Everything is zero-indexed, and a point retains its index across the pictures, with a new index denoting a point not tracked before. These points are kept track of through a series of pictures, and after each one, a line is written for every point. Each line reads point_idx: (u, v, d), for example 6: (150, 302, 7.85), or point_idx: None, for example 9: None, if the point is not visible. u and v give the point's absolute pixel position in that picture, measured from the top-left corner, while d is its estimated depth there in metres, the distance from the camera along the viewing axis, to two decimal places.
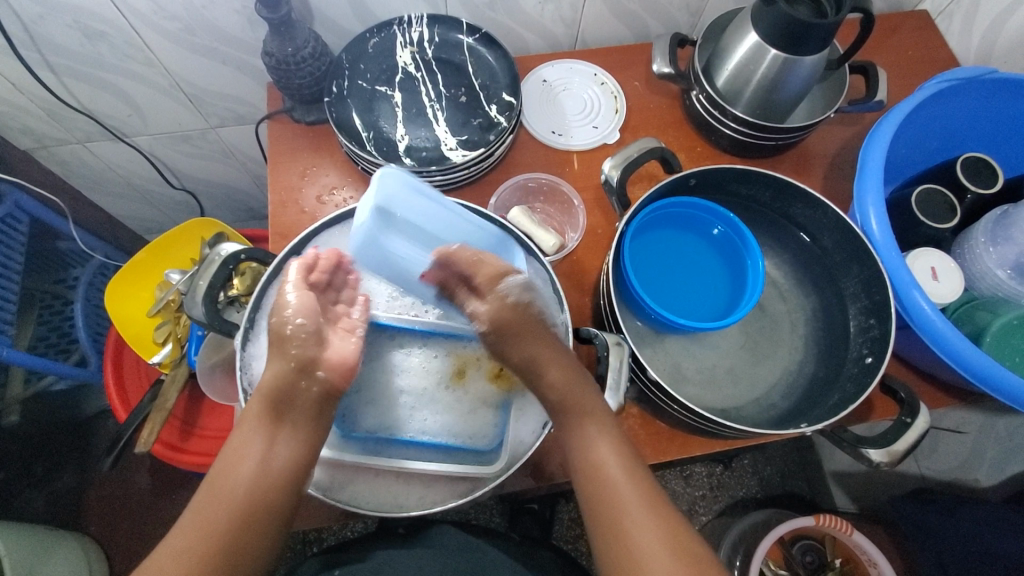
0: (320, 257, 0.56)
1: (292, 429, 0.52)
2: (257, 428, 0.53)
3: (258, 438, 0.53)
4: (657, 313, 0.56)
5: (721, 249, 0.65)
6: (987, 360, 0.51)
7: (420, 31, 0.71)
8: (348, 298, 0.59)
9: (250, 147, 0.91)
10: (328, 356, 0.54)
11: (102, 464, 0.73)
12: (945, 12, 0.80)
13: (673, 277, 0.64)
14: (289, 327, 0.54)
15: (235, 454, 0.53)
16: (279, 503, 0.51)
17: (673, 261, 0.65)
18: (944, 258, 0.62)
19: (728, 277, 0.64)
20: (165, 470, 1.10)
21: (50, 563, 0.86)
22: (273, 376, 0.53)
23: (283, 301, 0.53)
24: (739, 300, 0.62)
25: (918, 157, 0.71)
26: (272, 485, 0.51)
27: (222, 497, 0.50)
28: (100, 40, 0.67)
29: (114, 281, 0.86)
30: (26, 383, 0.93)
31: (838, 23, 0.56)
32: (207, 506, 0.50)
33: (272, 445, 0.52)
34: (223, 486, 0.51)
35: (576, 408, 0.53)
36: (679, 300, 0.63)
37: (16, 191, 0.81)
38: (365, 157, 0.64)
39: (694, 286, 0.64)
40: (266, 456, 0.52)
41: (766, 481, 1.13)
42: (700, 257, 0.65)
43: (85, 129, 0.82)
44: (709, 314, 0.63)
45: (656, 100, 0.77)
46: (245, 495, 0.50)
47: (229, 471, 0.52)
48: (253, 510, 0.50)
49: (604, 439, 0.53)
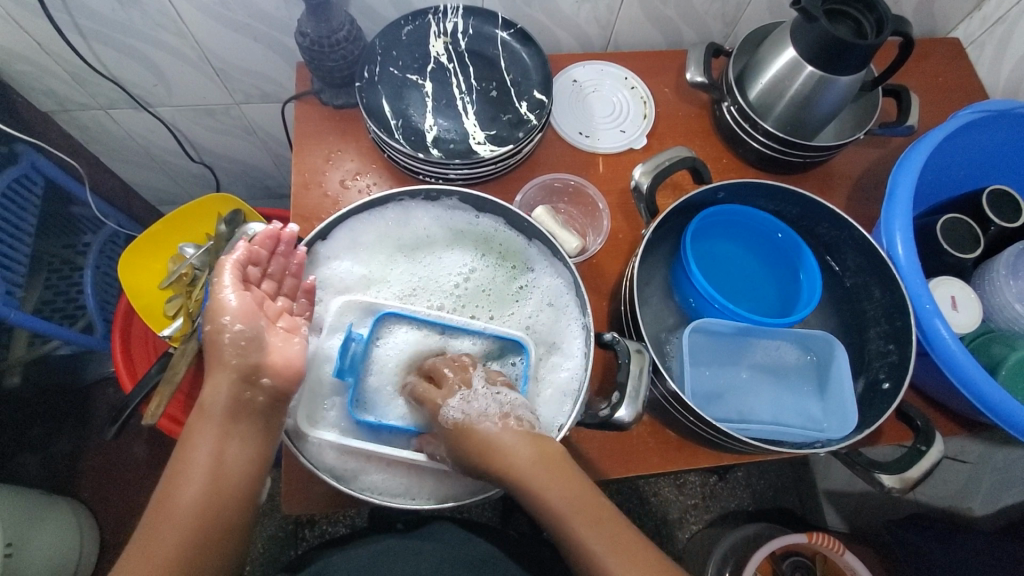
0: (251, 246, 0.53)
1: (246, 433, 0.50)
2: (205, 437, 0.49)
3: (204, 451, 0.48)
4: (745, 319, 0.58)
5: (769, 254, 0.65)
6: (999, 391, 0.52)
7: (455, 22, 0.71)
8: (287, 290, 0.55)
9: (272, 125, 0.90)
10: (271, 360, 0.50)
11: (107, 433, 0.74)
12: (977, 42, 0.80)
13: (732, 274, 0.65)
14: (227, 335, 0.50)
15: (174, 474, 0.48)
16: (238, 513, 0.48)
17: (727, 261, 0.65)
18: (966, 288, 0.62)
19: (776, 279, 0.65)
20: (164, 442, 1.10)
21: (38, 530, 0.85)
22: (214, 390, 0.50)
23: (218, 297, 0.51)
24: (795, 302, 0.63)
25: (946, 184, 0.70)
26: (228, 499, 0.48)
27: (170, 524, 0.46)
28: (133, 7, 0.67)
29: (128, 251, 0.85)
30: (31, 346, 0.92)
31: (878, 44, 0.56)
32: (150, 538, 0.45)
33: (224, 454, 0.49)
34: (167, 513, 0.46)
35: (511, 462, 0.48)
36: (738, 295, 0.65)
37: (32, 154, 0.82)
38: (393, 143, 0.63)
39: (750, 284, 0.66)
40: (221, 466, 0.48)
41: (759, 494, 1.14)
42: (752, 262, 0.66)
43: (109, 96, 0.82)
44: (769, 309, 0.65)
45: (686, 108, 0.76)
46: (199, 516, 0.46)
47: (171, 494, 0.47)
48: (209, 530, 0.46)
49: (587, 516, 0.45)
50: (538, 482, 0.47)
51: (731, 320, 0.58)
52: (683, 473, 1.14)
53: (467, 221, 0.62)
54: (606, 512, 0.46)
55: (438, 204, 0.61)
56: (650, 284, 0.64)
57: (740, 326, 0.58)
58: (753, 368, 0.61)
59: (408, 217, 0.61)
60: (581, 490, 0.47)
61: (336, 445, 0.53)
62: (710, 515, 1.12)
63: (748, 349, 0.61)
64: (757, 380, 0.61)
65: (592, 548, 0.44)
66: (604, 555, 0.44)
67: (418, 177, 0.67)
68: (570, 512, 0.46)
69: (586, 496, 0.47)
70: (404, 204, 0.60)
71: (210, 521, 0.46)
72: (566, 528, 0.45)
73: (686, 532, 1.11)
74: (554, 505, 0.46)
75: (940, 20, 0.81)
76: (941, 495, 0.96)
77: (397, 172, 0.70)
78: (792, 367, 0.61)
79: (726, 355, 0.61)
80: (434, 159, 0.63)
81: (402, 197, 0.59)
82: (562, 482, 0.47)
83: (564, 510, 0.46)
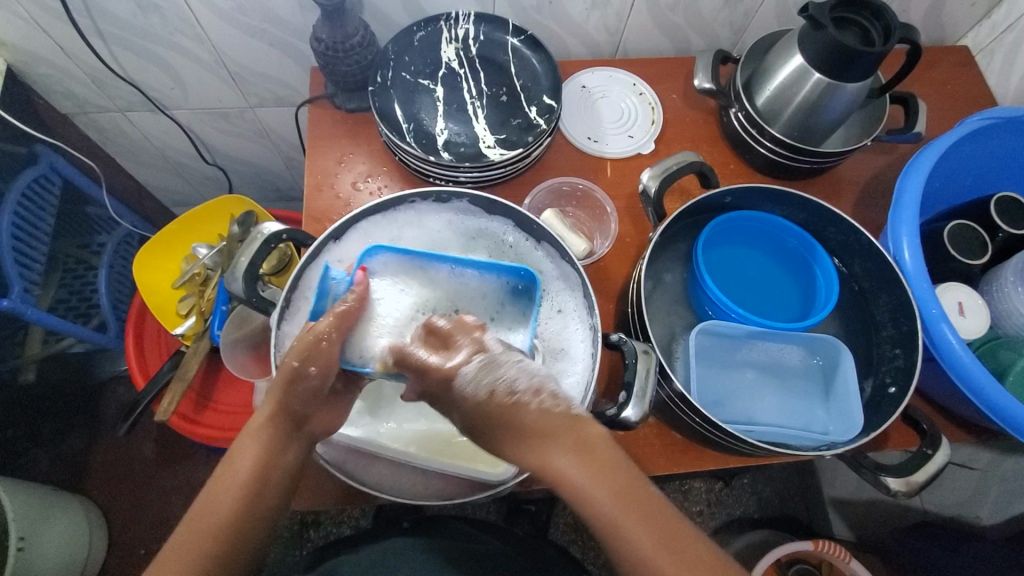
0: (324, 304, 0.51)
1: (304, 444, 0.49)
2: (252, 443, 0.46)
3: (248, 460, 0.45)
4: (758, 323, 0.58)
5: (784, 259, 0.66)
6: (1004, 395, 0.52)
7: (466, 28, 0.72)
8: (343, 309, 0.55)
9: (284, 128, 0.92)
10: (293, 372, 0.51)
11: (118, 429, 0.75)
12: (986, 50, 0.81)
13: (745, 279, 0.66)
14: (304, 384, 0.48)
15: (221, 473, 0.45)
16: (262, 532, 0.45)
17: (740, 267, 0.66)
18: (972, 294, 0.62)
19: (793, 285, 0.65)
20: (173, 441, 1.11)
21: (50, 523, 0.86)
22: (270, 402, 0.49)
23: (315, 337, 0.48)
24: (812, 305, 0.63)
25: (953, 191, 0.71)
26: (260, 513, 0.45)
27: (216, 513, 0.43)
28: (153, 12, 0.68)
29: (143, 250, 0.87)
30: (45, 344, 0.93)
31: (886, 52, 0.56)
32: (196, 525, 0.43)
33: (273, 464, 0.46)
34: (203, 517, 0.43)
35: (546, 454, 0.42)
36: (752, 300, 0.65)
37: (51, 154, 0.84)
38: (404, 147, 0.64)
39: (765, 289, 0.66)
40: (266, 473, 0.45)
41: (765, 502, 1.14)
42: (765, 267, 0.66)
43: (128, 98, 0.84)
44: (783, 315, 0.65)
45: (694, 114, 0.77)
46: (229, 527, 0.43)
47: (213, 494, 0.44)
48: (233, 547, 0.43)
49: (641, 520, 0.39)
50: (579, 477, 0.41)
51: (743, 324, 0.58)
52: (688, 479, 1.13)
53: (479, 224, 0.62)
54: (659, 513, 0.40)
55: (449, 207, 0.62)
56: (656, 288, 0.65)
57: (751, 329, 0.58)
58: (755, 368, 0.61)
59: (420, 221, 0.62)
60: (621, 478, 0.41)
61: (347, 441, 0.54)
62: (716, 522, 1.11)
63: (751, 350, 0.61)
64: (763, 382, 0.61)
65: (634, 541, 0.39)
66: (648, 551, 0.39)
67: (429, 180, 0.68)
68: (604, 498, 0.40)
69: (627, 486, 0.40)
70: (416, 206, 0.61)
71: (235, 535, 0.43)
72: (611, 529, 0.39)
73: None
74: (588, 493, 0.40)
75: (948, 28, 0.82)
76: (949, 504, 0.95)
77: (408, 174, 0.71)
78: (798, 369, 0.61)
79: (731, 356, 0.61)
80: (445, 162, 0.64)
81: (413, 199, 0.60)
82: (593, 467, 0.41)
83: (600, 500, 0.40)
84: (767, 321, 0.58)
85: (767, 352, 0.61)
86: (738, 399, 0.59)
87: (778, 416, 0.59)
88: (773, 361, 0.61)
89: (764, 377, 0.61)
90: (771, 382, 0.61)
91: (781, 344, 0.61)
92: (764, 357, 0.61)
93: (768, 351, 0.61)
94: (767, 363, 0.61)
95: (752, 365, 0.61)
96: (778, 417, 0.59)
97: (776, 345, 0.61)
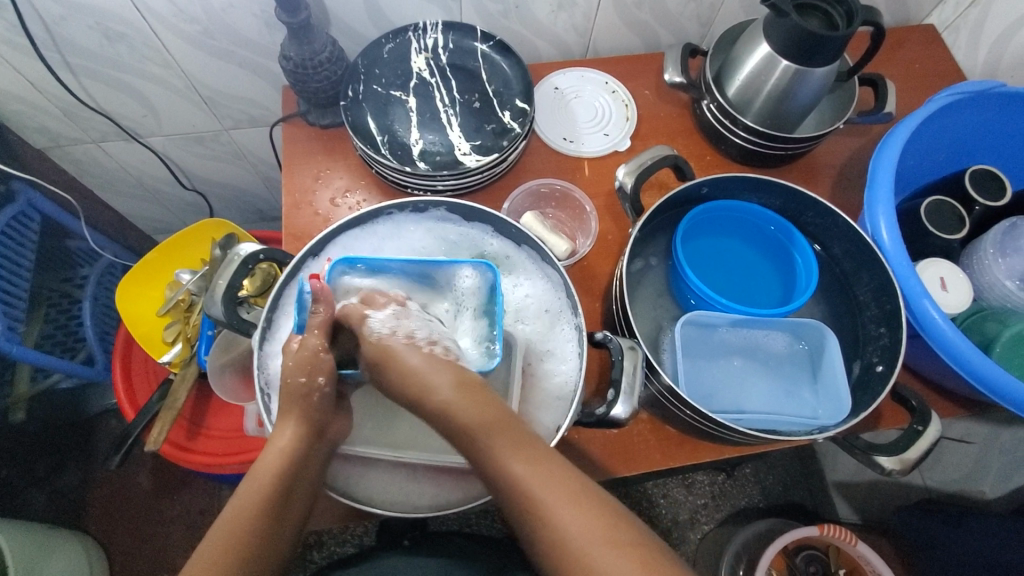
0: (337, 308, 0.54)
1: (326, 452, 0.50)
2: (283, 456, 0.47)
3: (277, 466, 0.47)
4: (742, 311, 0.58)
5: (763, 245, 0.66)
6: (992, 367, 0.52)
7: (434, 37, 0.72)
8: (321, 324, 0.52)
9: (262, 149, 0.92)
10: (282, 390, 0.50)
11: (110, 461, 0.74)
12: (952, 26, 0.82)
13: (726, 269, 0.66)
14: (317, 396, 0.51)
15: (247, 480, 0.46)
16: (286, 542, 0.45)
17: (720, 258, 0.66)
18: (953, 268, 0.63)
19: (774, 272, 0.66)
20: (170, 470, 1.10)
21: (51, 564, 0.85)
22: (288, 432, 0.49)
23: (313, 350, 0.51)
24: (793, 290, 0.64)
25: (928, 168, 0.71)
26: (281, 527, 0.45)
27: (247, 518, 0.44)
28: (120, 41, 0.68)
29: (124, 280, 0.86)
30: (34, 381, 0.91)
31: (850, 35, 0.57)
32: (226, 531, 0.43)
33: (298, 474, 0.48)
34: (230, 529, 0.43)
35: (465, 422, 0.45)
36: (735, 290, 0.65)
37: (28, 190, 0.83)
38: (380, 159, 0.64)
39: (746, 278, 0.66)
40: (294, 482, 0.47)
41: (769, 490, 1.13)
42: (745, 256, 0.66)
43: (101, 129, 0.83)
44: (767, 302, 0.65)
45: (667, 109, 0.78)
46: (250, 542, 0.43)
47: (244, 501, 0.45)
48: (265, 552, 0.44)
49: (552, 485, 0.41)
50: (491, 445, 0.43)
51: (727, 313, 0.58)
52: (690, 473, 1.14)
53: (459, 231, 0.62)
54: (573, 482, 0.41)
55: (428, 216, 0.62)
56: (641, 282, 0.65)
57: (734, 318, 0.58)
58: (739, 357, 0.61)
59: (401, 233, 0.61)
60: (592, 503, 0.40)
61: (345, 456, 0.54)
62: (721, 514, 1.11)
63: (735, 339, 0.61)
64: (750, 369, 0.61)
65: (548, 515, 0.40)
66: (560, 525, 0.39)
67: (407, 190, 0.68)
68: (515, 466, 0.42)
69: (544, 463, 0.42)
70: (395, 218, 0.61)
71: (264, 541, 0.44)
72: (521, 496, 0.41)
73: (698, 532, 1.10)
74: (559, 519, 0.39)
75: (913, 8, 0.83)
76: (951, 479, 0.96)
77: (385, 187, 0.71)
78: (786, 353, 0.62)
79: (718, 346, 0.61)
80: (421, 172, 0.64)
81: (391, 210, 0.60)
82: (511, 438, 0.43)
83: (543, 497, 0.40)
84: (750, 309, 0.58)
85: (751, 341, 0.61)
86: (727, 390, 0.59)
87: (766, 402, 0.59)
88: (757, 349, 0.61)
89: (749, 367, 0.61)
90: (757, 372, 0.61)
91: (765, 331, 0.61)
92: (746, 345, 0.61)
93: (751, 339, 0.61)
94: (750, 351, 0.61)
95: (737, 355, 0.61)
96: (768, 403, 0.59)
97: (759, 332, 0.61)
